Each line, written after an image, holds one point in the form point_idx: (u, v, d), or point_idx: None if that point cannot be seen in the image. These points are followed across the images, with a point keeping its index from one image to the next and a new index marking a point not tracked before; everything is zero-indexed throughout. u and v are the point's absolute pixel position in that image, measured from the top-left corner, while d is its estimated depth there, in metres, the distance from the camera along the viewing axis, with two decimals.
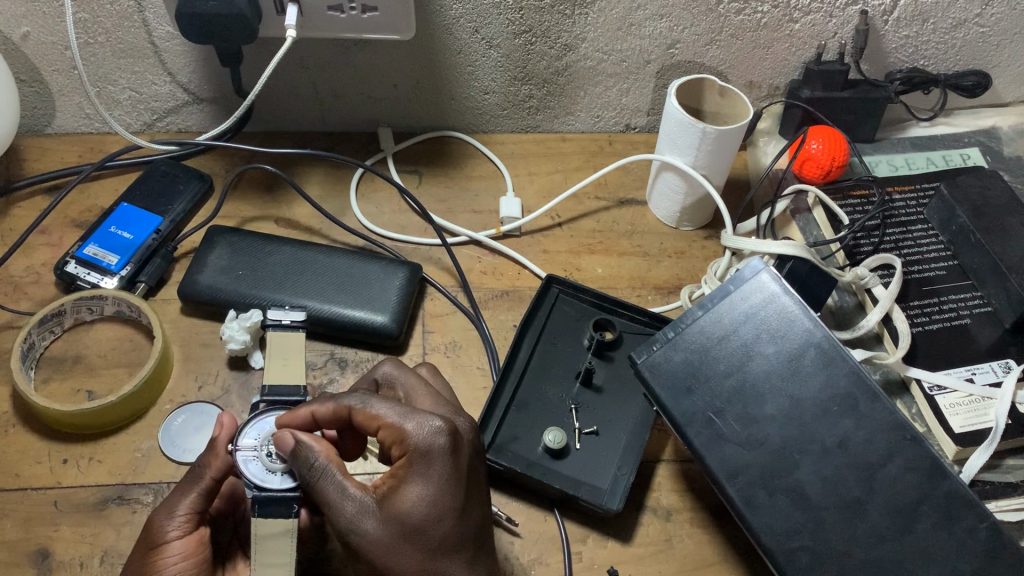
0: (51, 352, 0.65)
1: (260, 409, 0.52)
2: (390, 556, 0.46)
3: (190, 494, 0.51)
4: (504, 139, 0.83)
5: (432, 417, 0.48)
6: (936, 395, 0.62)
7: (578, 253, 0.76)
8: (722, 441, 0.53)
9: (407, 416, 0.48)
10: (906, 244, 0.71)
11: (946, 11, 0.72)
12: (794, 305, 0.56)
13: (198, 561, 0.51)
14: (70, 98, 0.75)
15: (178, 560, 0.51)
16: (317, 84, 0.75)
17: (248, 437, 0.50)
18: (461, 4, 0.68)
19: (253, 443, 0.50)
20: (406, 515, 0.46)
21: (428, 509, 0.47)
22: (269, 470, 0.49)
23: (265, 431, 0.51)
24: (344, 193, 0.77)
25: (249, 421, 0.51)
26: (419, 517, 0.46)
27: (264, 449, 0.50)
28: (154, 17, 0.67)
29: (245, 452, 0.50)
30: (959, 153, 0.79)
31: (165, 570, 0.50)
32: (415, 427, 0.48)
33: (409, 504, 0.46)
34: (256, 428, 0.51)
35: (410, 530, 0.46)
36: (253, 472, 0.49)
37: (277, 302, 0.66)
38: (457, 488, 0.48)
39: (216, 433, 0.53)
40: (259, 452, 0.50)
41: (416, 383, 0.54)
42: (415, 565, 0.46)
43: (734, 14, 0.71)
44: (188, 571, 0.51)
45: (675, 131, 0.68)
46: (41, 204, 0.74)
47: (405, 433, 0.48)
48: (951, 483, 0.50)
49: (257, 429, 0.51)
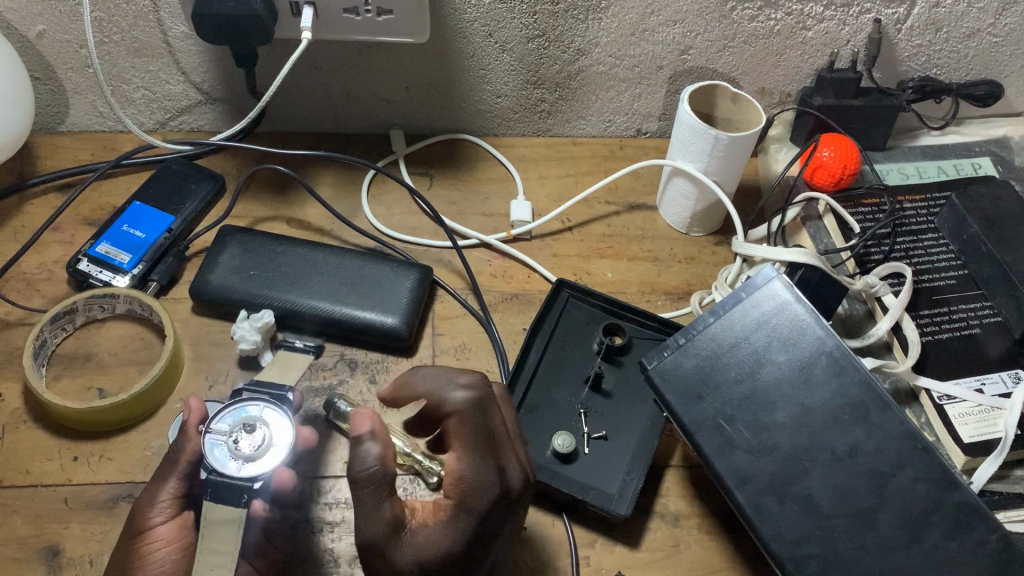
0: (63, 350, 0.65)
1: (242, 396, 0.55)
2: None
3: (170, 480, 0.52)
4: (514, 143, 0.83)
5: (496, 476, 0.48)
6: (946, 404, 0.62)
7: (589, 257, 0.76)
8: (732, 448, 0.53)
9: (469, 460, 0.48)
10: (917, 252, 0.71)
11: (960, 21, 0.72)
12: (806, 313, 0.56)
13: (184, 546, 0.52)
14: (85, 96, 0.75)
15: (164, 546, 0.51)
16: (330, 85, 0.76)
17: (219, 420, 0.53)
18: (476, 8, 0.68)
19: (222, 426, 0.52)
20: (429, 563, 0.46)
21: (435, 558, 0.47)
22: (232, 458, 0.51)
23: (235, 416, 0.53)
24: (355, 194, 0.78)
25: (230, 405, 0.54)
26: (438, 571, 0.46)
27: (232, 433, 0.52)
28: (169, 16, 0.67)
29: (214, 433, 0.52)
30: (970, 163, 0.79)
31: (151, 557, 0.51)
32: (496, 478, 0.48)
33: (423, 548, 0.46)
34: (229, 411, 0.53)
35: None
36: (213, 457, 0.51)
37: (289, 302, 0.66)
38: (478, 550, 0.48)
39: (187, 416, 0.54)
40: (227, 436, 0.52)
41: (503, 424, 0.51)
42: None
43: (747, 20, 0.71)
44: (174, 557, 0.52)
45: (687, 137, 0.68)
46: (54, 201, 0.74)
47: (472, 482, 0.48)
48: (961, 493, 0.50)
49: (231, 411, 0.53)
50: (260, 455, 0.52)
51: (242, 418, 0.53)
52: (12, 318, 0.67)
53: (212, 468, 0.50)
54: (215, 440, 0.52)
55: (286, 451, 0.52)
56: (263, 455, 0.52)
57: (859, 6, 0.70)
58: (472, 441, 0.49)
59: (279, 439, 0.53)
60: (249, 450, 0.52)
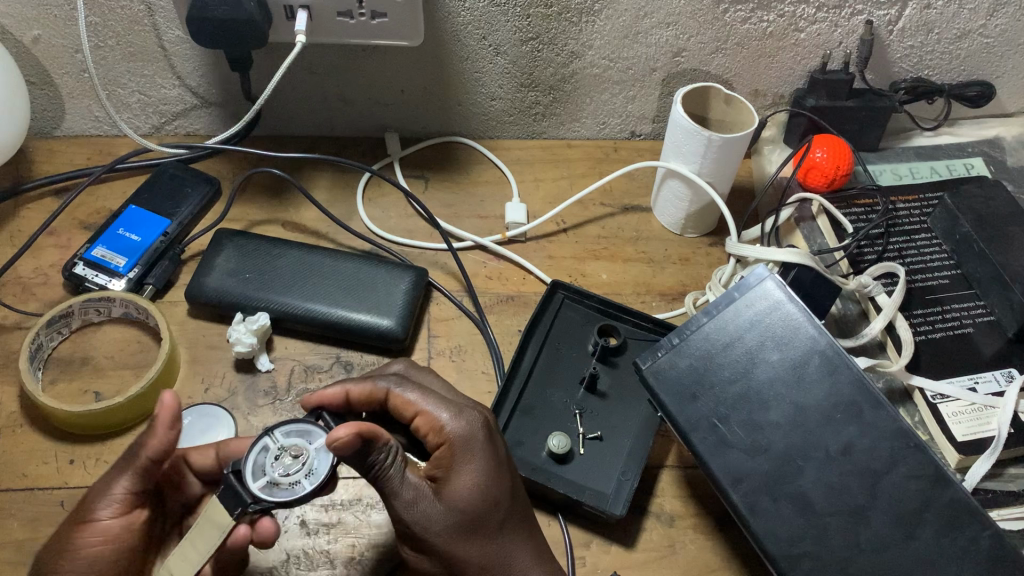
0: (59, 353, 0.66)
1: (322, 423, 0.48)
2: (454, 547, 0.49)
3: (125, 475, 0.49)
4: (510, 145, 0.83)
5: (474, 410, 0.52)
6: (939, 403, 0.63)
7: (584, 259, 0.76)
8: (726, 447, 0.53)
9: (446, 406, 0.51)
10: (910, 252, 0.72)
11: (951, 22, 0.72)
12: (799, 312, 0.56)
13: (123, 546, 0.49)
14: (81, 101, 0.75)
15: (101, 541, 0.48)
16: (325, 89, 0.76)
17: (289, 428, 0.47)
18: (470, 11, 0.68)
19: (286, 435, 0.47)
20: (467, 506, 0.49)
21: (484, 495, 0.49)
22: (261, 471, 0.45)
23: (300, 434, 0.47)
24: (351, 197, 0.78)
25: (303, 424, 0.48)
26: (478, 507, 0.49)
27: (285, 447, 0.46)
28: (164, 21, 0.67)
29: (270, 438, 0.46)
30: (963, 163, 0.79)
31: (83, 549, 0.48)
32: (453, 418, 0.51)
33: (466, 492, 0.49)
34: (305, 430, 0.48)
35: (472, 519, 0.49)
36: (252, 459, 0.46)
37: (284, 305, 0.67)
38: (503, 473, 0.51)
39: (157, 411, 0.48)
40: (279, 446, 0.46)
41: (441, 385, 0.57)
42: (474, 554, 0.49)
43: (740, 23, 0.71)
44: (107, 556, 0.48)
45: (680, 139, 0.69)
46: (51, 205, 0.75)
47: (444, 423, 0.51)
48: (955, 491, 0.50)
49: (307, 428, 0.48)
50: (280, 485, 0.45)
51: (311, 439, 0.47)
52: (9, 322, 0.67)
53: (239, 467, 0.46)
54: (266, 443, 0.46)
55: (297, 498, 0.44)
56: (282, 489, 0.44)
57: (851, 8, 0.70)
58: (428, 394, 0.52)
59: (307, 483, 0.45)
60: (279, 475, 0.45)
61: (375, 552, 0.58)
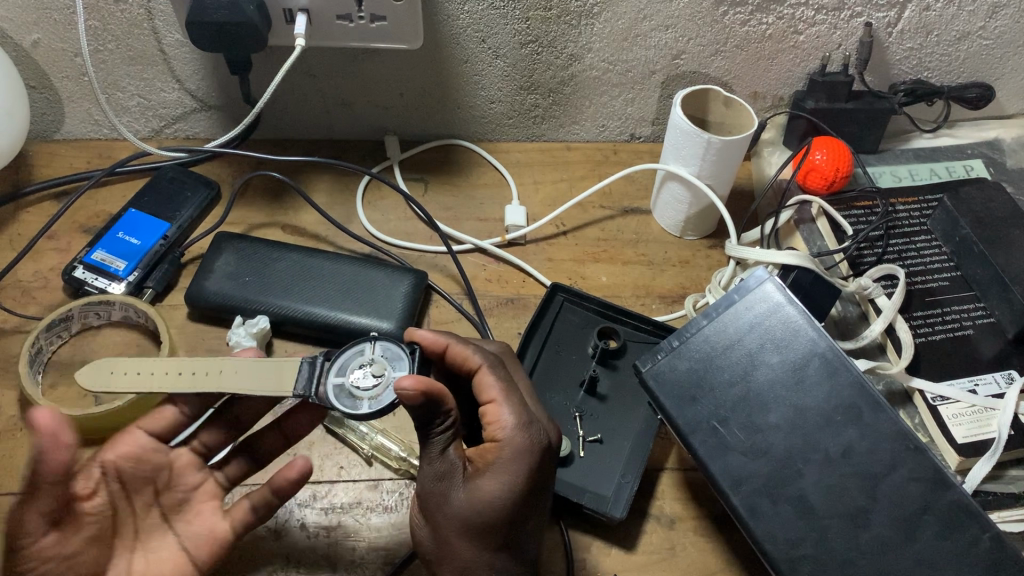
0: (59, 357, 0.66)
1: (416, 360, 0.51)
2: (456, 536, 0.50)
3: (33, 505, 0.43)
4: (509, 148, 0.83)
5: (541, 426, 0.51)
6: (939, 405, 0.63)
7: (583, 261, 0.76)
8: (726, 449, 0.53)
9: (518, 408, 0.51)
10: (910, 254, 0.72)
11: (950, 24, 0.72)
12: (799, 314, 0.56)
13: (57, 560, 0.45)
14: (80, 104, 0.75)
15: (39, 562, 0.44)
16: (325, 91, 0.76)
17: (386, 348, 0.51)
18: (469, 14, 0.68)
19: (380, 353, 0.50)
20: (485, 508, 0.49)
21: (501, 510, 0.49)
22: (344, 371, 0.49)
23: (393, 358, 0.50)
24: (351, 199, 0.78)
25: (403, 351, 0.51)
26: (493, 515, 0.49)
27: (375, 363, 0.50)
28: (164, 24, 0.68)
29: (368, 348, 0.50)
30: (963, 165, 0.79)
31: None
32: (519, 424, 0.51)
33: (486, 500, 0.49)
34: (398, 356, 0.50)
35: (482, 521, 0.49)
36: (344, 358, 0.50)
37: (283, 308, 0.66)
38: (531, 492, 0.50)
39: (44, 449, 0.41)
40: (370, 359, 0.50)
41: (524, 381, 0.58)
42: (470, 550, 0.50)
43: (739, 25, 0.71)
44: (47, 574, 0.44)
45: (680, 141, 0.69)
46: (50, 209, 0.75)
47: (505, 423, 0.51)
48: (954, 493, 0.50)
49: (402, 357, 0.50)
50: (349, 396, 0.48)
51: (399, 367, 0.50)
52: (8, 326, 0.67)
53: (330, 357, 0.49)
54: (361, 349, 0.50)
55: (355, 412, 0.47)
56: (350, 399, 0.48)
57: (850, 10, 0.70)
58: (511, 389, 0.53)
59: (371, 406, 0.47)
60: (355, 386, 0.48)
61: (376, 555, 0.58)
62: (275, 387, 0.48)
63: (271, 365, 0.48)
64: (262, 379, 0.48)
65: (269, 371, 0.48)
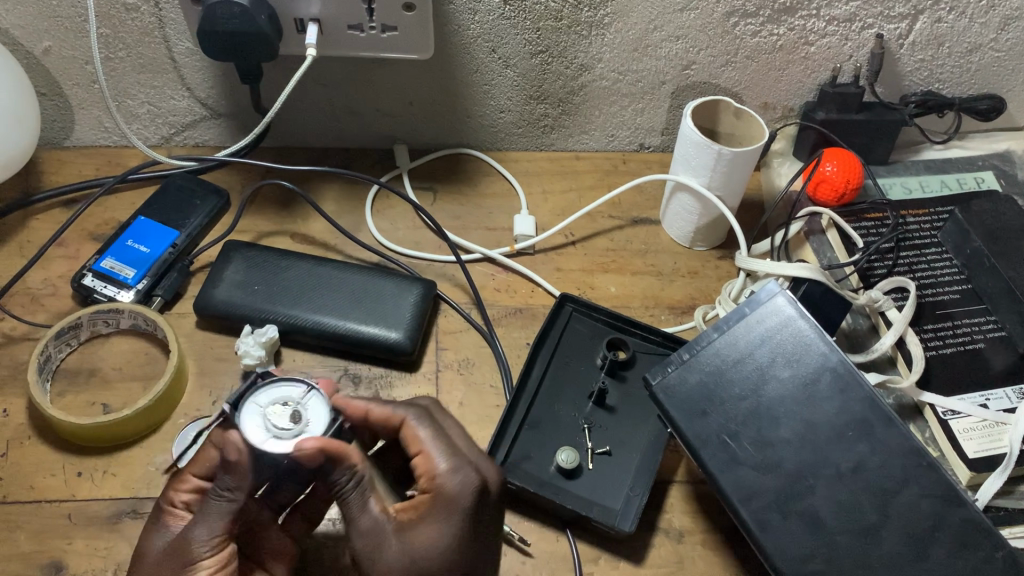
0: (67, 365, 0.66)
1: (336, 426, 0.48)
2: None
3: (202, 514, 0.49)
4: (518, 157, 0.83)
5: (473, 468, 0.52)
6: (950, 420, 0.62)
7: (592, 271, 0.76)
8: (737, 464, 0.53)
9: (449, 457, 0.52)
10: (920, 267, 0.71)
11: (962, 36, 0.72)
12: (810, 328, 0.56)
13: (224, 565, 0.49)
14: (90, 112, 0.75)
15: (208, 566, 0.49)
16: (335, 100, 0.76)
17: (316, 399, 0.48)
18: (480, 24, 0.68)
19: (306, 400, 0.48)
20: (424, 557, 0.48)
21: (441, 557, 0.49)
22: (274, 396, 0.47)
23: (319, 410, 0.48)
24: (360, 208, 0.78)
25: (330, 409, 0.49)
26: (432, 564, 0.48)
27: (298, 407, 0.47)
28: (174, 32, 0.68)
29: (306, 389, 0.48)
30: (973, 177, 0.79)
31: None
32: (451, 472, 0.51)
33: (425, 547, 0.49)
34: (322, 411, 0.48)
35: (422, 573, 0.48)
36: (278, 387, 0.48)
37: (293, 317, 0.66)
38: (471, 541, 0.50)
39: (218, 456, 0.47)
40: (295, 402, 0.47)
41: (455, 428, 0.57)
42: None
43: (750, 36, 0.71)
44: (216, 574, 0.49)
45: (690, 152, 0.69)
46: (60, 216, 0.75)
47: (438, 472, 0.51)
48: (967, 510, 0.50)
49: (328, 416, 0.48)
50: (259, 425, 0.46)
51: (318, 424, 0.47)
52: (17, 333, 0.67)
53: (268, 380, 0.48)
54: (294, 387, 0.48)
55: (256, 444, 0.45)
56: (256, 430, 0.46)
57: (861, 22, 0.70)
58: (439, 439, 0.53)
59: (272, 446, 0.45)
60: (268, 420, 0.46)
61: None
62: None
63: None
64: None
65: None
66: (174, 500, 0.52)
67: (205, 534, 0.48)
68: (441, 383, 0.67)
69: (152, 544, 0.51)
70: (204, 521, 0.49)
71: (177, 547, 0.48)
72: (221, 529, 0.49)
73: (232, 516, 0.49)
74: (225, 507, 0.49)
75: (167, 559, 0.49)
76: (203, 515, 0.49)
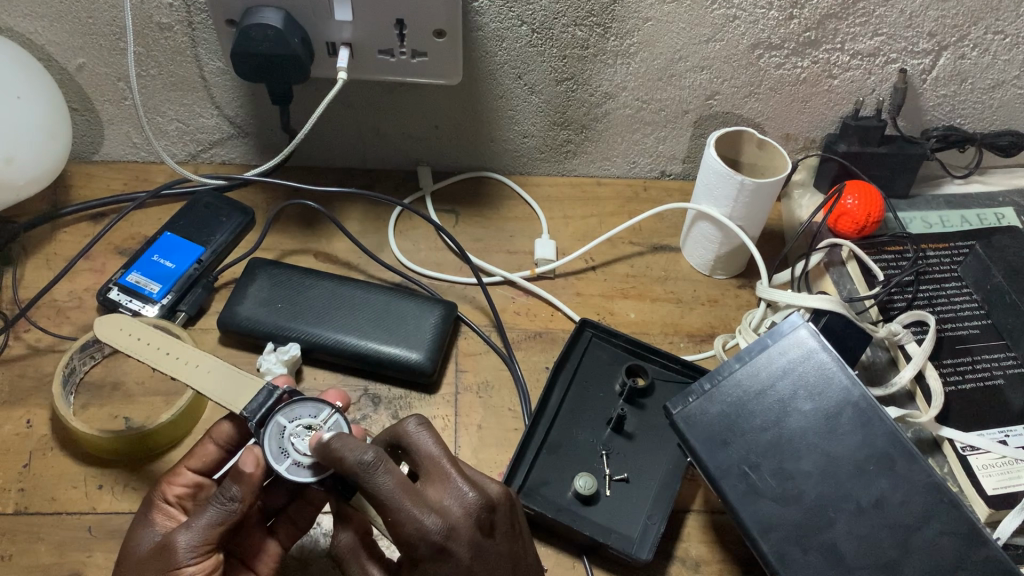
0: (91, 377, 0.66)
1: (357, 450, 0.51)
2: None
3: (208, 517, 0.48)
4: (540, 182, 0.84)
5: (420, 515, 0.45)
6: (969, 455, 0.62)
7: (611, 297, 0.76)
8: (756, 496, 0.53)
9: (394, 510, 0.45)
10: (940, 301, 0.71)
11: (985, 73, 0.72)
12: (832, 361, 0.56)
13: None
14: (120, 128, 0.77)
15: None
16: (361, 121, 0.77)
17: (337, 422, 0.51)
18: (507, 51, 0.69)
19: (328, 424, 0.50)
20: None
21: None
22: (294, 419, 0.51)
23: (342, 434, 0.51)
24: (383, 229, 0.79)
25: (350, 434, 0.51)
26: None
27: (319, 430, 0.50)
28: (206, 52, 0.69)
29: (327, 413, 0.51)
30: (994, 213, 0.79)
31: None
32: (401, 519, 0.45)
33: None
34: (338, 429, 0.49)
35: None
36: (301, 408, 0.51)
37: (315, 336, 0.67)
38: None
39: (245, 466, 0.49)
40: (318, 424, 0.50)
41: (433, 449, 0.50)
42: None
43: (774, 68, 0.72)
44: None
45: (712, 181, 0.69)
46: (87, 230, 0.76)
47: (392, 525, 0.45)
48: (989, 549, 0.50)
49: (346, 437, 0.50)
50: (279, 446, 0.49)
51: None
52: (43, 345, 0.68)
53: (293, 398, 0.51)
54: (318, 411, 0.51)
55: (273, 465, 0.48)
56: (277, 451, 0.49)
57: (885, 57, 0.71)
58: (385, 492, 0.45)
59: (288, 470, 0.48)
60: (290, 443, 0.49)
61: None
62: (230, 400, 0.51)
63: (239, 381, 0.52)
64: (225, 389, 0.52)
65: (229, 385, 0.52)
66: (167, 496, 0.53)
67: (194, 539, 0.48)
68: (461, 406, 0.68)
69: (139, 538, 0.51)
70: (194, 527, 0.48)
71: (164, 547, 0.48)
72: (213, 537, 0.48)
73: (227, 527, 0.49)
74: (221, 516, 0.48)
75: (151, 559, 0.48)
76: (196, 520, 0.48)
